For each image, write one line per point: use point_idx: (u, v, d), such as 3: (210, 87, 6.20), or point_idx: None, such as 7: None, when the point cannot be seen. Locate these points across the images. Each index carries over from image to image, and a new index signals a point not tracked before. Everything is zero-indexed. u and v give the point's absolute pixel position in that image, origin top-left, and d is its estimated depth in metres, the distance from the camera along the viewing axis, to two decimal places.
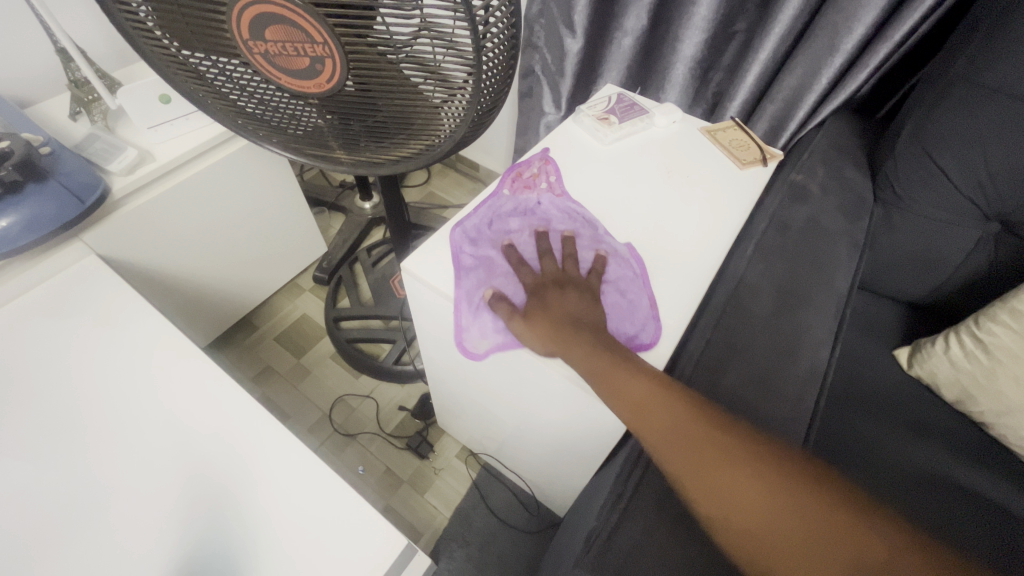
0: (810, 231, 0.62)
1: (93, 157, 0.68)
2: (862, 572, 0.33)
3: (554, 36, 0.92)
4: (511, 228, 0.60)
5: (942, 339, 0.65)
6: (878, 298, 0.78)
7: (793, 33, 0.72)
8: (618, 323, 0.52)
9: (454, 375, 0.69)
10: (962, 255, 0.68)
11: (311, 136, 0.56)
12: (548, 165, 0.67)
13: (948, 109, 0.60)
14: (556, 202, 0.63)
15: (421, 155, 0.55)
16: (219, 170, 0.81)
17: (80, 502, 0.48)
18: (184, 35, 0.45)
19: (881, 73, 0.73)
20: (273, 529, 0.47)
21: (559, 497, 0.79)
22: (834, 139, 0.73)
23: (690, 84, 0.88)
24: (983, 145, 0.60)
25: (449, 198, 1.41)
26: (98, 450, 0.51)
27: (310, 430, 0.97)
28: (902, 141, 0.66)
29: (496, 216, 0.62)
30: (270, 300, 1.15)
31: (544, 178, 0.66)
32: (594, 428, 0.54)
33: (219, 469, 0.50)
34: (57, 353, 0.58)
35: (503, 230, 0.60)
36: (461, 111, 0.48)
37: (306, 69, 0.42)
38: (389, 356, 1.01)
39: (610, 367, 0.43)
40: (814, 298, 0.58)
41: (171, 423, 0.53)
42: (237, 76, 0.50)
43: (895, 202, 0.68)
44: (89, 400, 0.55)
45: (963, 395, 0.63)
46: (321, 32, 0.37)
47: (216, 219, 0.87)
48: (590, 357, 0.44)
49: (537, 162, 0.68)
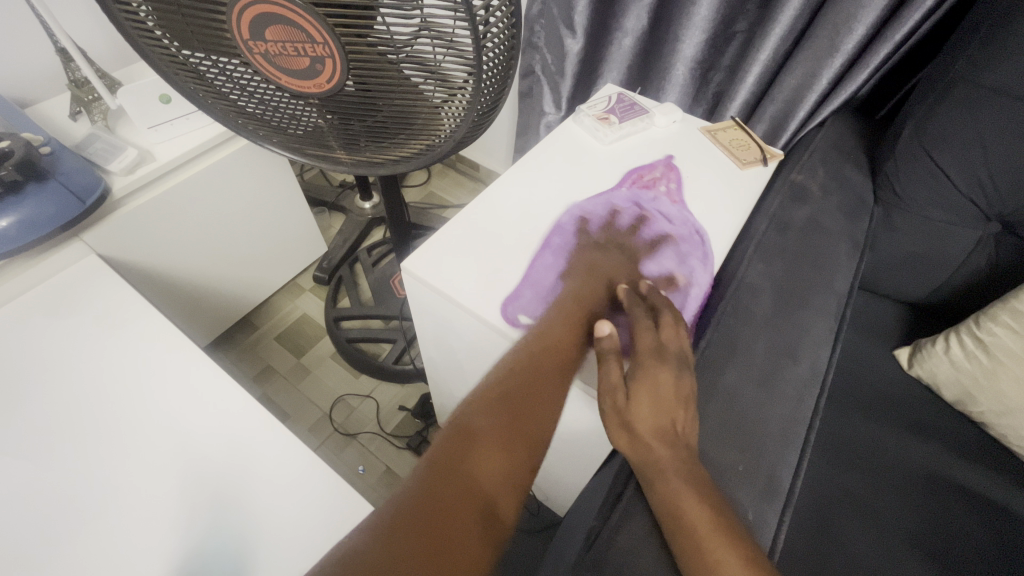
0: (810, 231, 0.62)
1: (93, 157, 0.68)
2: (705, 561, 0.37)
3: (554, 36, 0.92)
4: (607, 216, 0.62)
5: (942, 339, 0.65)
6: (877, 297, 0.78)
7: (794, 33, 0.72)
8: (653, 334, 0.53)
9: (455, 375, 0.69)
10: (961, 255, 0.68)
11: (311, 136, 0.56)
12: (672, 172, 0.68)
13: (948, 110, 0.60)
14: (671, 205, 0.64)
15: (421, 155, 0.55)
16: (219, 170, 0.81)
17: (82, 501, 0.48)
18: (185, 36, 0.45)
19: (881, 73, 0.72)
20: (275, 527, 0.47)
21: (559, 497, 0.79)
22: (834, 139, 0.73)
23: (690, 84, 0.88)
24: (983, 145, 0.60)
25: (448, 197, 1.41)
26: (99, 450, 0.51)
27: (311, 430, 0.97)
28: (903, 141, 0.66)
29: (598, 200, 0.64)
30: (270, 299, 1.15)
31: (664, 182, 0.67)
32: (594, 429, 0.55)
33: (221, 466, 0.50)
34: (58, 352, 0.58)
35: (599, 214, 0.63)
36: (462, 111, 0.48)
37: (306, 69, 0.42)
38: (389, 356, 1.01)
39: (645, 378, 0.44)
40: (814, 297, 0.58)
41: (171, 423, 0.53)
42: (237, 76, 0.50)
43: (895, 202, 0.68)
44: (88, 400, 0.55)
45: (963, 396, 0.63)
46: (321, 33, 0.37)
47: (216, 219, 0.87)
48: (651, 454, 0.41)
49: (661, 169, 0.69)
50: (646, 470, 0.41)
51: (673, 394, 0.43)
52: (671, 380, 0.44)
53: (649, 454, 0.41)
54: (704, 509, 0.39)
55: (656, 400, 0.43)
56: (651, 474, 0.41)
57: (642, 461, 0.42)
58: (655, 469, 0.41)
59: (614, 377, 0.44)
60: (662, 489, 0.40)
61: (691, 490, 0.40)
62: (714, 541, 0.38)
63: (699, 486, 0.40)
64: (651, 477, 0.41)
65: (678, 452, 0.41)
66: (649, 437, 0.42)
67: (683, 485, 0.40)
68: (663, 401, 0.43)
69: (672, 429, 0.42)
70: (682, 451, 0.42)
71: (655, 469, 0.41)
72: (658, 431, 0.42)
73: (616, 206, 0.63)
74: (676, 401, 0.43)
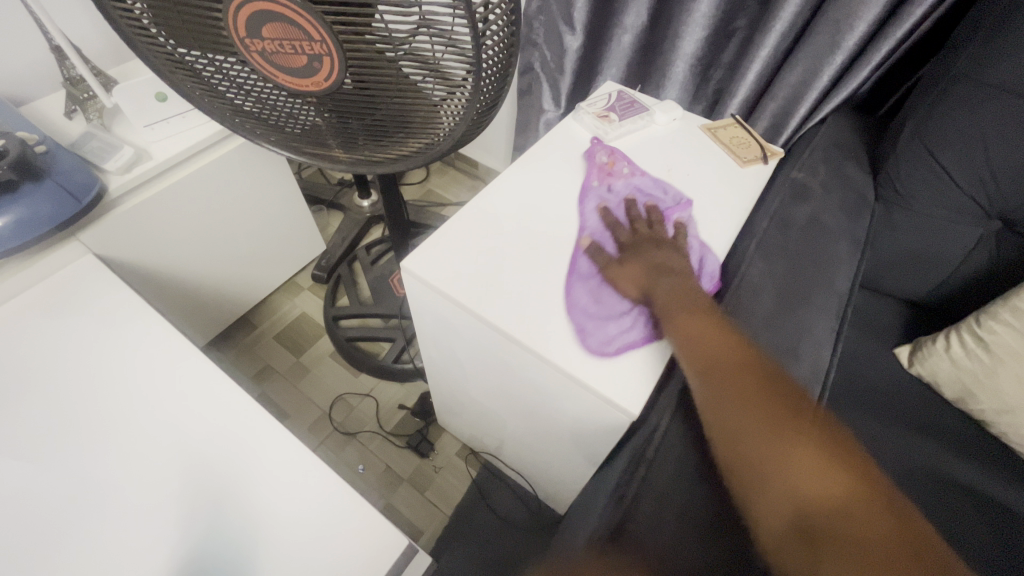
0: (810, 229, 0.62)
1: (89, 155, 0.68)
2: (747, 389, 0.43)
3: (554, 33, 0.91)
4: (622, 189, 0.64)
5: (943, 337, 0.65)
6: (878, 295, 0.78)
7: (795, 29, 0.72)
8: (644, 189, 0.64)
9: (456, 375, 0.69)
10: (962, 253, 0.68)
11: (308, 133, 0.56)
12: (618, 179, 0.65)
13: (950, 107, 0.60)
14: (635, 183, 0.65)
15: (420, 154, 0.55)
16: (216, 169, 0.81)
17: (82, 501, 0.48)
18: (181, 33, 0.44)
19: (882, 71, 0.72)
20: (276, 526, 0.48)
21: (559, 495, 0.79)
22: (835, 137, 0.73)
23: (690, 81, 0.87)
24: (984, 145, 0.59)
25: (446, 194, 1.41)
26: (97, 450, 0.51)
27: (311, 428, 0.97)
28: (904, 138, 0.65)
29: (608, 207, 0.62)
30: (268, 299, 1.15)
31: (624, 165, 0.67)
32: (594, 429, 0.54)
33: (217, 466, 0.50)
34: (53, 352, 0.58)
35: (618, 196, 0.63)
36: (461, 109, 0.47)
37: (304, 68, 0.42)
38: (388, 354, 1.00)
39: (651, 260, 0.53)
40: (815, 295, 0.57)
41: (169, 422, 0.53)
42: (234, 74, 0.50)
43: (896, 201, 0.68)
44: (85, 399, 0.55)
45: (964, 394, 0.63)
46: (319, 30, 0.37)
47: (214, 219, 0.86)
48: (681, 310, 0.48)
49: (627, 174, 0.66)
50: (679, 326, 0.47)
51: (681, 266, 0.53)
52: (667, 259, 0.53)
53: (676, 303, 0.49)
54: (732, 349, 0.45)
55: (645, 273, 0.52)
56: (680, 321, 0.47)
57: (673, 317, 0.48)
58: (683, 318, 0.48)
59: (627, 260, 0.54)
60: (692, 332, 0.46)
61: (719, 334, 0.46)
62: (743, 373, 0.44)
63: (729, 336, 0.46)
64: (683, 325, 0.47)
65: (707, 317, 0.48)
66: (677, 317, 0.48)
67: (711, 331, 0.46)
68: (665, 277, 0.51)
69: (705, 309, 0.48)
70: (705, 319, 0.47)
71: (684, 319, 0.47)
72: (672, 303, 0.49)
73: (619, 202, 0.62)
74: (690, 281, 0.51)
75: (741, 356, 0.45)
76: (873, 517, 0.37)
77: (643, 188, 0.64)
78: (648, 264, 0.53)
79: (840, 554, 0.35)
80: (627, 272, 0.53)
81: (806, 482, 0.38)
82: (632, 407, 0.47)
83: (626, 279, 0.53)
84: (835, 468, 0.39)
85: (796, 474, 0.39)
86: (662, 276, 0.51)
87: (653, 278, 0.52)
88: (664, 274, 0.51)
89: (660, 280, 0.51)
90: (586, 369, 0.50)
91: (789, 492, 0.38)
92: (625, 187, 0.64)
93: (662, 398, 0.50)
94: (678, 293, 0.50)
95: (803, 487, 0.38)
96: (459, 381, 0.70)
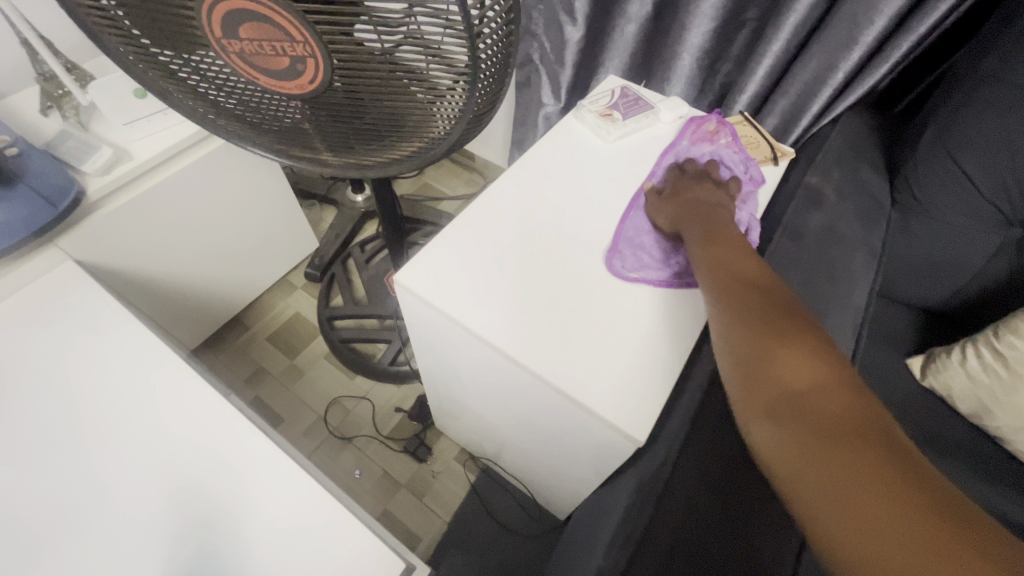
0: (825, 239, 0.59)
1: (64, 156, 0.64)
2: (746, 292, 0.41)
3: (554, 22, 0.87)
4: (702, 152, 0.64)
5: (959, 350, 0.63)
6: (888, 301, 0.76)
7: (810, 22, 0.68)
8: (718, 156, 0.63)
9: (454, 386, 0.67)
10: (982, 260, 0.65)
11: (295, 136, 0.53)
12: (706, 146, 0.65)
13: (975, 110, 0.57)
14: (720, 152, 0.64)
15: (414, 157, 0.52)
16: (201, 169, 0.77)
17: (64, 524, 0.46)
18: (154, 31, 0.41)
19: (900, 67, 0.68)
20: (268, 553, 0.46)
21: (560, 503, 0.77)
22: (849, 138, 0.70)
23: (696, 75, 0.84)
24: (1010, 153, 0.56)
25: (442, 187, 1.37)
26: (81, 468, 0.49)
27: (306, 433, 0.95)
28: (926, 142, 0.63)
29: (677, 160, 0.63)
30: (260, 298, 1.12)
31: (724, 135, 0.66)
32: (598, 450, 0.52)
33: (206, 486, 0.48)
34: (31, 366, 0.56)
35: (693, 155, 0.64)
36: (456, 112, 0.44)
37: (287, 70, 0.39)
38: (385, 355, 0.99)
39: (690, 198, 0.55)
40: (832, 313, 0.53)
41: (157, 437, 0.51)
42: (213, 75, 0.46)
43: (913, 207, 0.66)
44: (68, 413, 0.53)
45: (979, 408, 0.61)
46: (301, 29, 0.34)
47: (201, 221, 0.83)
48: (704, 234, 0.49)
49: (720, 142, 0.65)
50: (700, 246, 0.48)
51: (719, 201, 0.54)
52: (703, 194, 0.55)
53: (703, 230, 0.50)
54: (747, 264, 0.44)
55: (677, 210, 0.55)
56: (702, 241, 0.48)
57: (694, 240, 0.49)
58: (705, 239, 0.48)
59: (668, 190, 0.58)
60: (709, 250, 0.46)
61: (737, 253, 0.45)
62: (748, 281, 0.41)
63: (748, 257, 0.45)
64: (702, 244, 0.48)
65: (735, 243, 0.47)
66: (697, 240, 0.49)
67: (731, 250, 0.46)
68: (696, 215, 0.52)
69: (731, 237, 0.48)
70: (724, 242, 0.47)
71: (706, 240, 0.48)
72: (696, 231, 0.50)
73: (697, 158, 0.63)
74: (722, 218, 0.51)
75: (758, 274, 0.42)
76: (848, 399, 0.32)
77: (722, 155, 0.63)
78: (688, 202, 0.55)
79: (803, 426, 0.32)
80: (665, 209, 0.56)
81: (786, 369, 0.34)
82: (638, 434, 0.45)
83: (664, 214, 0.56)
84: (829, 361, 0.34)
85: (778, 360, 0.35)
86: (694, 211, 0.53)
87: (686, 214, 0.53)
88: (696, 211, 0.53)
89: (693, 215, 0.52)
90: (590, 388, 0.48)
91: (771, 379, 0.34)
92: (707, 154, 0.64)
93: (669, 428, 0.48)
94: (706, 223, 0.50)
95: (788, 377, 0.34)
96: (457, 392, 0.68)
